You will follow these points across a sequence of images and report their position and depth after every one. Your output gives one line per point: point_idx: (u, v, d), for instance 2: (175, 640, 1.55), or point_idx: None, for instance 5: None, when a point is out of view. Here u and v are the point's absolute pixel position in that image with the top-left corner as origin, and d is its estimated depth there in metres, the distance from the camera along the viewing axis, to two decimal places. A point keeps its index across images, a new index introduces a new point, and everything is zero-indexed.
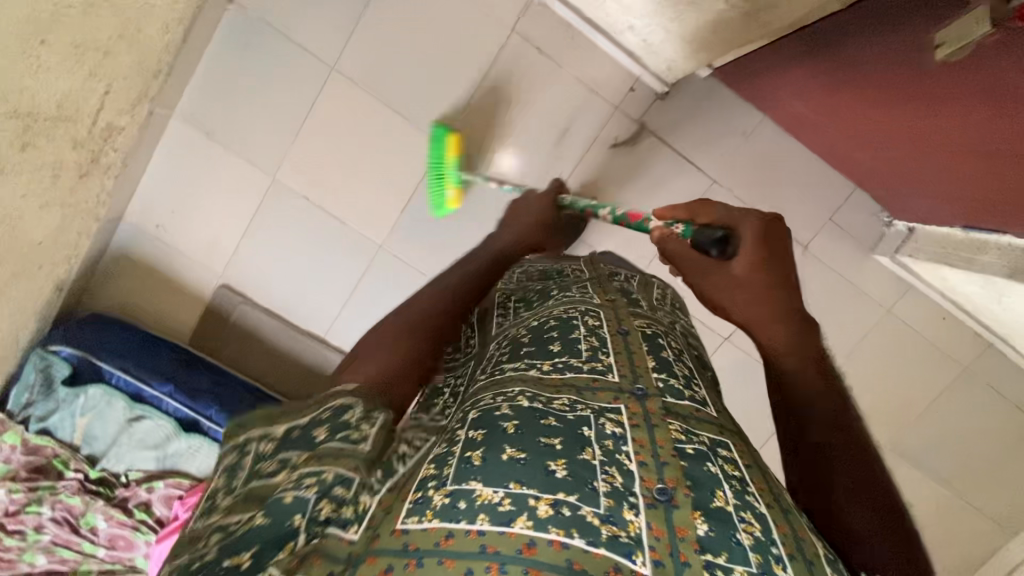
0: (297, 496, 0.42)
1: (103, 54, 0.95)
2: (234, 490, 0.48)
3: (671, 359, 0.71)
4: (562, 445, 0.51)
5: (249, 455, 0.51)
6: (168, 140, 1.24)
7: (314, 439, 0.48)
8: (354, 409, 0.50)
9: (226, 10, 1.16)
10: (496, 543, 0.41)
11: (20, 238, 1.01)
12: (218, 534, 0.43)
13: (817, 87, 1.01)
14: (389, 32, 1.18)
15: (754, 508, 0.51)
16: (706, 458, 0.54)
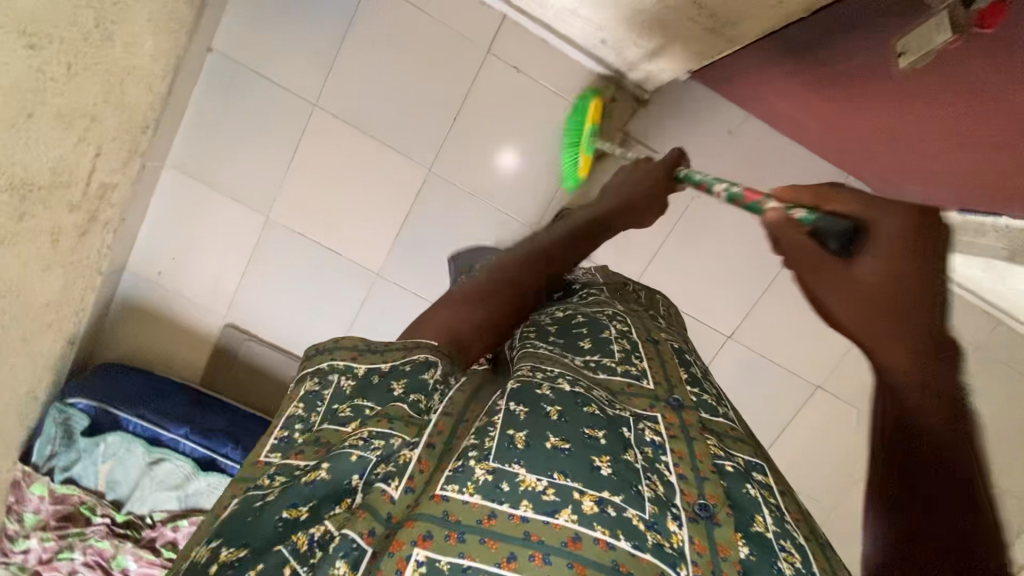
0: (362, 457, 0.47)
1: (90, 119, 0.98)
2: (310, 428, 0.53)
3: (699, 376, 0.71)
4: (606, 440, 0.50)
5: (330, 388, 0.55)
6: (162, 189, 1.27)
7: (391, 394, 0.54)
8: (434, 369, 0.57)
9: (207, 58, 1.18)
10: (540, 532, 0.42)
11: (28, 303, 1.04)
12: (283, 476, 0.48)
13: (801, 86, 1.03)
14: (366, 65, 1.19)
15: (793, 539, 0.49)
16: (746, 480, 0.53)
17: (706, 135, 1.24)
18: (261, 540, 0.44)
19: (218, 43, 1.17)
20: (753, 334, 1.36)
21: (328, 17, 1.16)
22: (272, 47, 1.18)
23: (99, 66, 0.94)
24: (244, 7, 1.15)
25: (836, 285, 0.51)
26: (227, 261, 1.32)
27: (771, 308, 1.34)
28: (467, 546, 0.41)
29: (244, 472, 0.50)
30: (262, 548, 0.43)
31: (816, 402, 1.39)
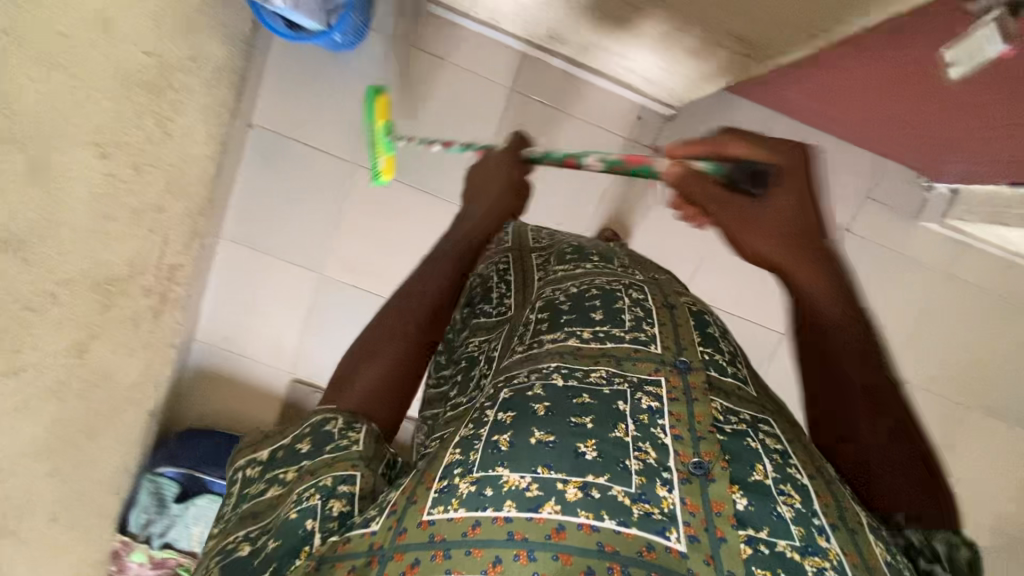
0: (302, 508, 0.49)
1: (158, 209, 1.04)
2: (231, 518, 0.54)
3: (717, 334, 0.66)
4: (594, 423, 0.49)
5: (239, 482, 0.58)
6: (220, 261, 1.32)
7: (300, 452, 0.55)
8: (336, 420, 0.57)
9: (249, 132, 1.24)
10: (524, 529, 0.43)
11: (116, 387, 1.09)
12: (219, 557, 0.50)
13: (823, 91, 1.03)
14: (399, 118, 1.24)
15: (795, 481, 0.48)
16: (745, 434, 0.52)
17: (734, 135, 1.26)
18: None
19: (257, 116, 1.23)
20: None
21: (357, 80, 1.24)
22: (311, 115, 1.25)
23: (161, 159, 1.00)
24: (279, 81, 1.23)
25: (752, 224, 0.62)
26: (286, 318, 1.37)
27: None
28: (454, 561, 0.42)
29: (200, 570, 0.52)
30: None
31: None
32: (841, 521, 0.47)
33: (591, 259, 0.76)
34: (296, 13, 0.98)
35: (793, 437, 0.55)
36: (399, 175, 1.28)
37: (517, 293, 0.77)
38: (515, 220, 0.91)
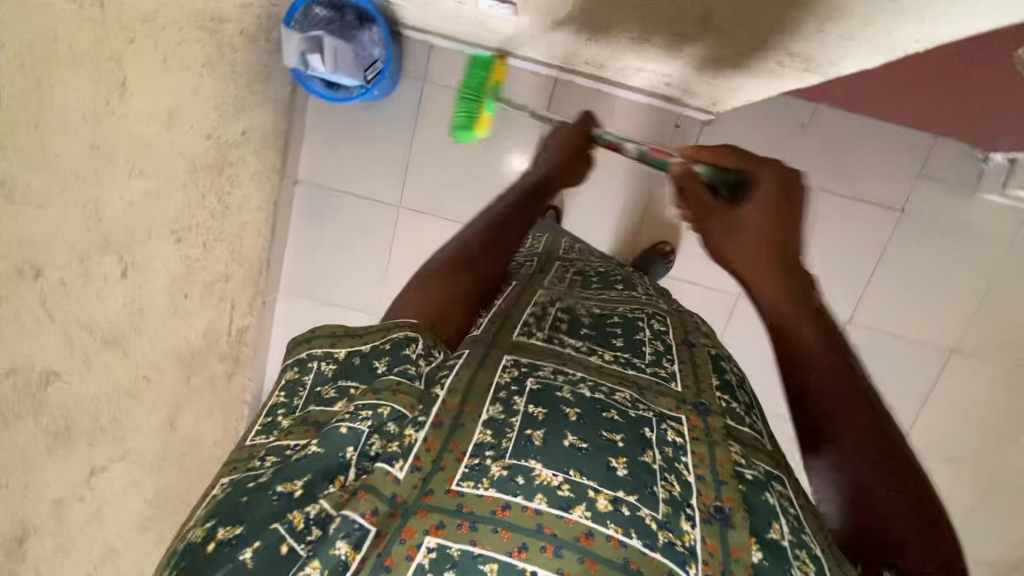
0: (353, 427, 0.43)
1: (225, 279, 1.09)
2: (294, 410, 0.49)
3: (736, 384, 0.60)
4: (624, 443, 0.46)
5: (309, 373, 0.52)
6: (281, 316, 1.35)
7: (375, 370, 0.48)
8: (415, 345, 0.50)
9: (296, 189, 1.28)
10: (553, 525, 0.40)
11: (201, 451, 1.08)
12: (274, 457, 0.44)
13: (867, 87, 1.05)
14: (432, 161, 1.28)
15: (811, 549, 0.45)
16: (765, 487, 0.47)
17: (773, 129, 1.25)
18: (256, 521, 0.40)
19: (302, 174, 1.28)
20: (872, 313, 1.32)
21: (393, 126, 1.26)
22: (353, 165, 1.28)
23: (224, 233, 1.05)
24: (319, 136, 1.26)
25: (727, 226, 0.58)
26: None
27: (890, 283, 1.31)
28: (478, 534, 0.39)
29: (235, 457, 0.47)
30: (257, 528, 0.39)
31: (954, 366, 1.34)
32: None
33: (616, 289, 0.75)
34: (337, 73, 1.01)
35: (804, 500, 0.50)
36: (446, 213, 1.30)
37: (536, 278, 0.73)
38: (548, 235, 0.91)
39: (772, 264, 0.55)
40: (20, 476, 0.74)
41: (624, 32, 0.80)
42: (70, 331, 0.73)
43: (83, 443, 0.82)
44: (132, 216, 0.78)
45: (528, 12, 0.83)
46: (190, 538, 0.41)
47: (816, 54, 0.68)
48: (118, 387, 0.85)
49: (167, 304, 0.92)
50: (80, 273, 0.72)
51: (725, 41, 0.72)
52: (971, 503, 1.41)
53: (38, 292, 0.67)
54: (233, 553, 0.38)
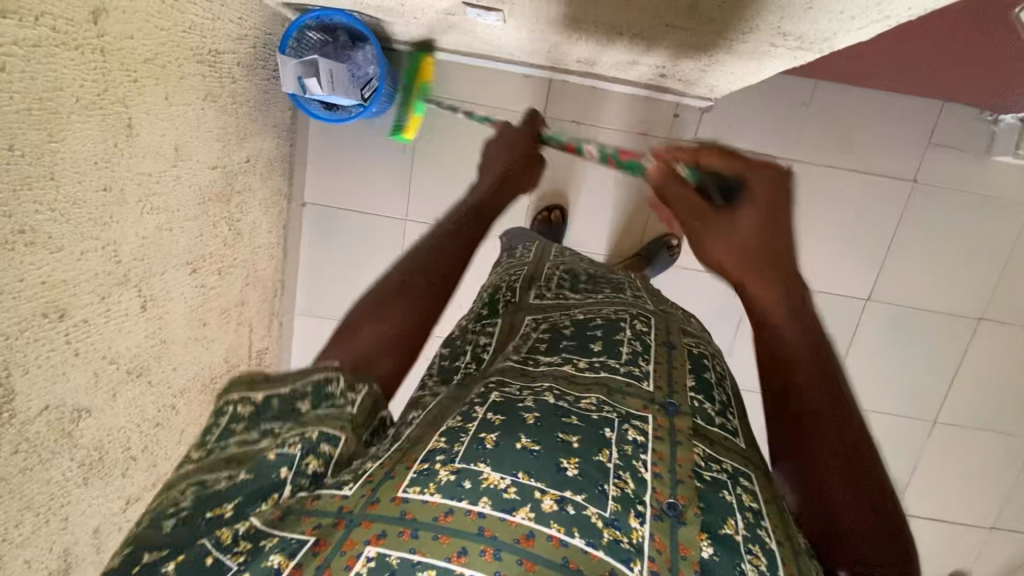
0: (285, 453, 0.44)
1: (242, 303, 1.13)
2: (205, 449, 0.45)
3: (714, 383, 0.62)
4: (579, 443, 0.47)
5: (223, 415, 0.47)
6: (298, 335, 1.38)
7: (297, 408, 0.48)
8: (337, 381, 0.50)
9: (304, 209, 1.31)
10: (495, 527, 0.41)
11: None
12: (193, 489, 0.42)
13: (856, 64, 1.06)
14: (436, 170, 1.29)
15: (763, 544, 0.45)
16: (723, 486, 0.49)
17: (773, 111, 1.24)
18: (178, 540, 0.40)
19: (309, 196, 1.30)
20: (890, 287, 1.30)
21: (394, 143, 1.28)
22: (358, 182, 1.30)
23: (237, 260, 1.08)
24: (322, 159, 1.28)
25: (721, 229, 0.54)
26: None
27: (907, 254, 1.28)
28: (419, 541, 0.40)
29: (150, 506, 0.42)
30: (185, 547, 0.40)
31: (982, 335, 1.30)
32: None
33: (603, 290, 0.75)
34: (334, 95, 1.02)
35: (770, 498, 0.51)
36: None
37: (517, 294, 0.75)
38: (541, 240, 0.92)
39: (769, 278, 0.52)
40: (61, 510, 0.73)
41: (613, 27, 0.80)
42: (98, 366, 0.75)
43: (118, 474, 0.83)
44: (147, 252, 0.80)
45: (515, 17, 0.84)
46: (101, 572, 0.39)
47: (809, 31, 0.67)
48: (145, 419, 0.87)
49: (187, 332, 0.94)
50: (104, 312, 0.74)
51: (714, 27, 0.72)
52: (1010, 473, 1.37)
53: (64, 330, 0.68)
54: (151, 570, 0.38)
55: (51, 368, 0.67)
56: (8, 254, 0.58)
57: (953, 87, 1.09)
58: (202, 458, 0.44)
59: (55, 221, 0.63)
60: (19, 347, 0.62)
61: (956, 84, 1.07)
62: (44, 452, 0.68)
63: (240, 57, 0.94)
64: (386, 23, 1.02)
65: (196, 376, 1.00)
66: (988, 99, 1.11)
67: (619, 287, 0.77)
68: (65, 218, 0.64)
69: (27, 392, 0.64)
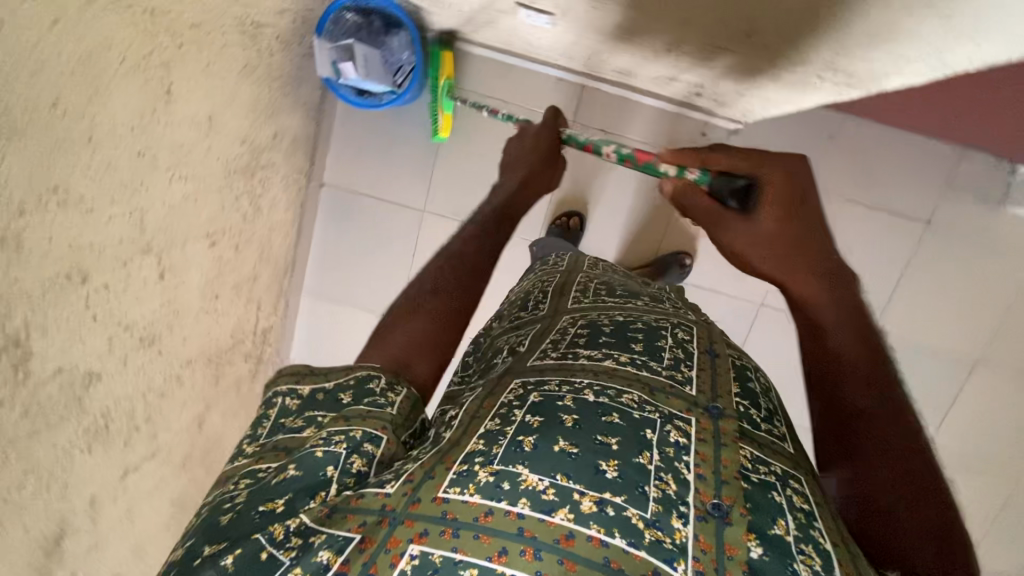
0: (330, 452, 0.48)
1: (253, 280, 1.11)
2: (258, 437, 0.54)
3: (759, 392, 0.59)
4: (619, 445, 0.47)
5: (274, 406, 0.56)
6: (304, 316, 1.39)
7: (341, 401, 0.54)
8: (379, 379, 0.56)
9: (322, 189, 1.31)
10: (534, 528, 0.41)
11: (217, 445, 1.13)
12: (249, 480, 0.49)
13: (880, 104, 1.09)
14: (457, 163, 1.29)
15: (818, 544, 0.43)
16: (771, 488, 0.47)
17: (801, 141, 1.25)
18: (238, 536, 0.44)
19: (328, 176, 1.30)
20: (894, 325, 1.32)
21: (421, 133, 1.28)
22: (380, 169, 1.30)
23: (254, 235, 1.06)
24: (344, 145, 1.28)
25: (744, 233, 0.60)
26: None
27: (914, 291, 1.30)
28: (460, 541, 0.40)
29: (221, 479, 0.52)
30: (241, 542, 0.44)
31: (976, 379, 1.33)
32: None
33: (642, 299, 0.75)
34: (367, 81, 1.05)
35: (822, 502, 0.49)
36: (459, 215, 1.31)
37: (551, 303, 0.76)
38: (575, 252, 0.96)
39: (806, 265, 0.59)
40: (62, 476, 0.71)
41: (665, 43, 0.80)
42: (113, 333, 0.73)
43: (120, 441, 0.81)
44: (173, 220, 0.79)
45: (567, 21, 0.83)
46: (178, 557, 0.46)
47: (862, 70, 0.68)
48: (152, 388, 0.86)
49: (200, 304, 0.93)
50: (124, 278, 0.72)
51: (768, 55, 0.73)
52: (991, 514, 1.40)
53: (85, 294, 0.66)
54: (217, 560, 0.43)
55: (69, 331, 0.65)
56: (41, 210, 0.56)
57: (964, 136, 1.13)
58: (257, 451, 0.53)
59: (89, 181, 0.62)
60: (41, 308, 0.60)
61: (968, 134, 1.11)
62: (54, 415, 0.66)
63: (280, 31, 0.93)
64: (428, 13, 1.00)
65: (204, 350, 0.99)
66: (1000, 150, 1.16)
67: (660, 299, 0.77)
68: (98, 180, 0.63)
69: (44, 352, 0.62)
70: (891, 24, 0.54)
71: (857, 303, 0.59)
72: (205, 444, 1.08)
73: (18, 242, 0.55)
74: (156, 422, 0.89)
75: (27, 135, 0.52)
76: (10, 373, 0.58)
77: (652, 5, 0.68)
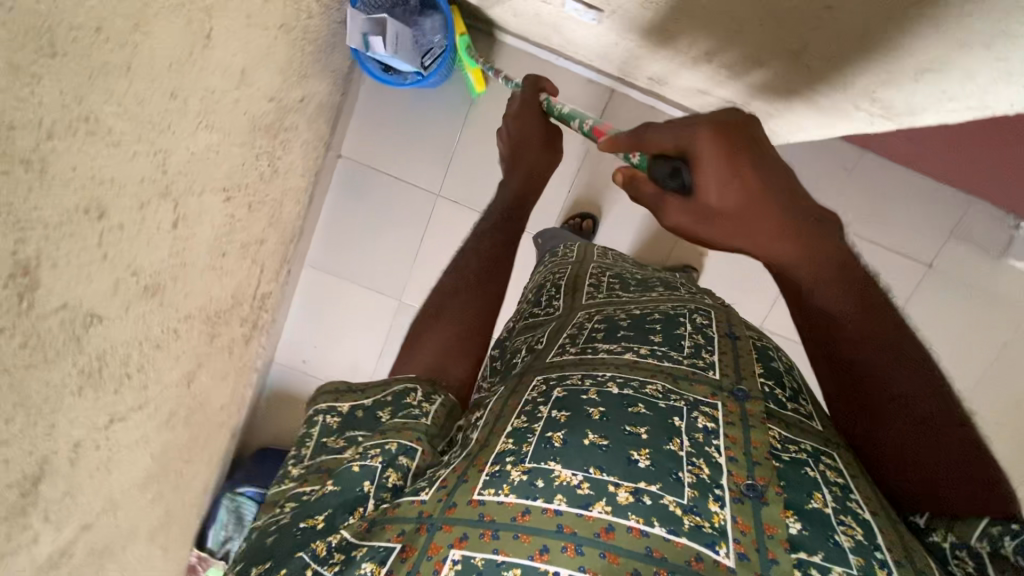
0: (365, 467, 0.52)
1: (260, 243, 1.09)
2: (302, 459, 0.58)
3: (783, 371, 0.60)
4: (648, 434, 0.48)
5: (316, 427, 0.60)
6: (304, 287, 1.38)
7: (377, 419, 0.59)
8: (415, 393, 0.60)
9: (338, 160, 1.29)
10: (573, 524, 0.42)
11: (201, 406, 1.11)
12: (293, 502, 0.53)
13: (902, 141, 1.11)
14: (477, 153, 1.30)
15: (856, 515, 0.44)
16: (804, 464, 0.48)
17: (818, 171, 1.27)
18: (283, 555, 0.49)
19: (345, 149, 1.29)
20: None
21: (445, 117, 1.28)
22: (399, 148, 1.30)
23: (267, 197, 1.04)
24: (366, 120, 1.28)
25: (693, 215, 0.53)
26: (366, 341, 1.43)
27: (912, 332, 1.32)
28: (500, 542, 0.42)
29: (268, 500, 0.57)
30: (287, 558, 0.48)
31: None
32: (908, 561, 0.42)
33: (657, 289, 0.76)
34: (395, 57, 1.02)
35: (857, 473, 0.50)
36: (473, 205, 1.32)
37: (566, 297, 0.77)
38: (582, 243, 0.96)
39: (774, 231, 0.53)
40: (50, 416, 0.68)
41: (708, 54, 0.81)
42: (120, 276, 0.71)
43: (110, 388, 0.79)
44: (193, 168, 0.77)
45: (614, 20, 0.83)
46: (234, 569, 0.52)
47: (900, 102, 0.69)
48: (149, 338, 0.84)
49: (206, 259, 0.91)
50: (138, 220, 0.70)
51: (810, 77, 0.74)
52: None
53: (100, 231, 0.65)
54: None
55: (79, 267, 0.63)
56: (68, 138, 0.54)
57: (975, 184, 1.16)
58: (299, 472, 0.57)
59: (119, 115, 0.60)
60: (54, 239, 0.58)
61: (979, 181, 1.14)
62: (50, 350, 0.64)
63: None
64: None
65: (203, 307, 0.97)
66: (1007, 202, 1.19)
67: (674, 286, 0.77)
68: (129, 116, 0.61)
69: (50, 285, 0.60)
70: (942, 57, 0.56)
71: (826, 277, 0.54)
72: (189, 403, 1.05)
73: (43, 167, 0.53)
74: (147, 374, 0.87)
75: (67, 58, 0.50)
76: (15, 302, 0.56)
77: (704, 11, 0.69)
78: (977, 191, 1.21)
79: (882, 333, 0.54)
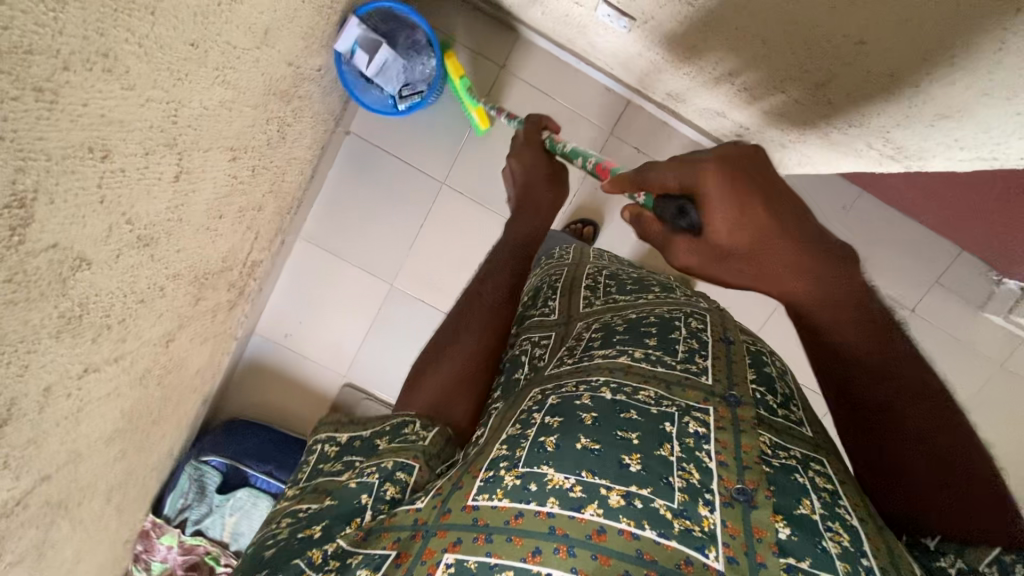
0: (363, 484, 0.52)
1: (258, 209, 1.07)
2: (299, 481, 0.59)
3: (775, 377, 0.61)
4: (640, 440, 0.48)
5: (315, 452, 0.62)
6: (295, 259, 1.36)
7: (375, 446, 0.58)
8: (414, 423, 0.59)
9: (345, 136, 1.28)
10: (565, 526, 0.43)
11: (176, 366, 1.08)
12: (288, 518, 0.54)
13: (904, 184, 1.15)
14: (487, 146, 1.30)
15: (844, 521, 0.45)
16: (793, 470, 0.48)
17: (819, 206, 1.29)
18: (277, 562, 0.49)
19: (355, 125, 1.28)
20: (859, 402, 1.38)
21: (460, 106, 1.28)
22: (409, 134, 1.29)
23: (271, 164, 1.02)
24: None
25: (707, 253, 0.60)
26: (353, 323, 1.41)
27: None
28: (494, 545, 0.43)
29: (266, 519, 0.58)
30: (281, 567, 0.48)
31: None
32: (892, 565, 0.42)
33: (653, 291, 0.76)
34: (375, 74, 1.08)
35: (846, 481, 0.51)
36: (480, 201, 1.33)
37: (562, 299, 0.78)
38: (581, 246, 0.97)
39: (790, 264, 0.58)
40: (25, 356, 0.66)
41: (731, 75, 0.82)
42: (115, 222, 0.69)
43: (89, 336, 0.76)
44: (202, 123, 0.75)
45: (642, 30, 0.84)
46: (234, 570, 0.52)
47: (911, 145, 0.71)
48: (134, 291, 0.81)
49: (202, 219, 0.89)
50: (140, 167, 0.68)
51: (828, 110, 0.75)
52: None
53: (101, 173, 0.62)
54: None
55: (75, 207, 0.61)
56: (84, 71, 0.53)
57: (965, 235, 1.21)
58: (297, 491, 0.58)
59: (138, 56, 0.58)
60: (55, 174, 0.56)
61: (969, 233, 1.19)
62: (35, 289, 0.61)
63: None
64: None
65: (192, 267, 0.95)
66: (993, 257, 1.23)
67: (669, 288, 0.78)
68: (147, 59, 0.59)
69: (43, 222, 0.57)
70: (960, 103, 0.57)
71: (837, 297, 0.58)
72: (164, 364, 1.02)
73: (54, 97, 0.51)
74: (127, 327, 0.84)
75: None
76: (6, 235, 0.53)
77: (735, 31, 0.70)
78: (965, 243, 1.25)
79: (879, 352, 0.56)
